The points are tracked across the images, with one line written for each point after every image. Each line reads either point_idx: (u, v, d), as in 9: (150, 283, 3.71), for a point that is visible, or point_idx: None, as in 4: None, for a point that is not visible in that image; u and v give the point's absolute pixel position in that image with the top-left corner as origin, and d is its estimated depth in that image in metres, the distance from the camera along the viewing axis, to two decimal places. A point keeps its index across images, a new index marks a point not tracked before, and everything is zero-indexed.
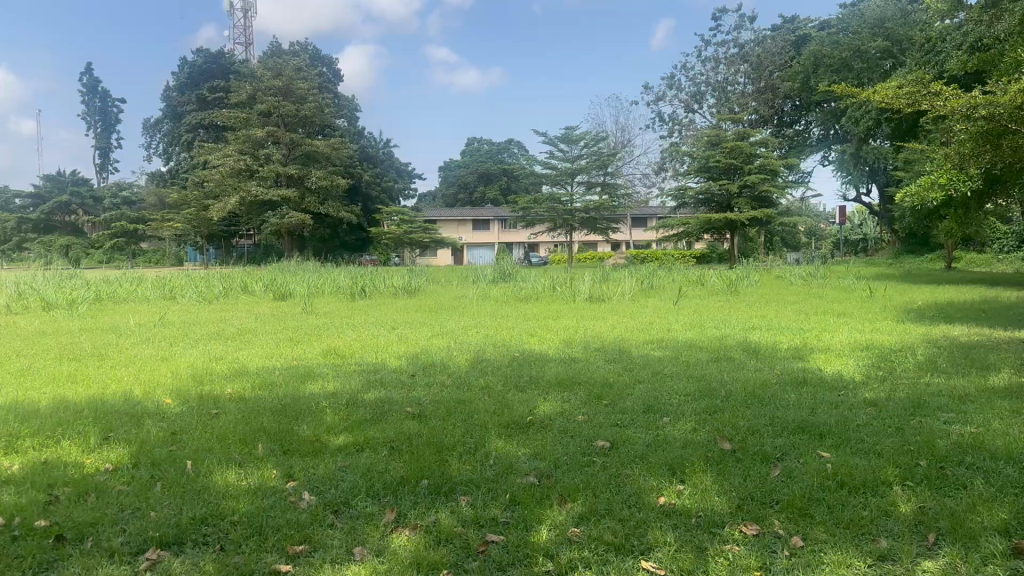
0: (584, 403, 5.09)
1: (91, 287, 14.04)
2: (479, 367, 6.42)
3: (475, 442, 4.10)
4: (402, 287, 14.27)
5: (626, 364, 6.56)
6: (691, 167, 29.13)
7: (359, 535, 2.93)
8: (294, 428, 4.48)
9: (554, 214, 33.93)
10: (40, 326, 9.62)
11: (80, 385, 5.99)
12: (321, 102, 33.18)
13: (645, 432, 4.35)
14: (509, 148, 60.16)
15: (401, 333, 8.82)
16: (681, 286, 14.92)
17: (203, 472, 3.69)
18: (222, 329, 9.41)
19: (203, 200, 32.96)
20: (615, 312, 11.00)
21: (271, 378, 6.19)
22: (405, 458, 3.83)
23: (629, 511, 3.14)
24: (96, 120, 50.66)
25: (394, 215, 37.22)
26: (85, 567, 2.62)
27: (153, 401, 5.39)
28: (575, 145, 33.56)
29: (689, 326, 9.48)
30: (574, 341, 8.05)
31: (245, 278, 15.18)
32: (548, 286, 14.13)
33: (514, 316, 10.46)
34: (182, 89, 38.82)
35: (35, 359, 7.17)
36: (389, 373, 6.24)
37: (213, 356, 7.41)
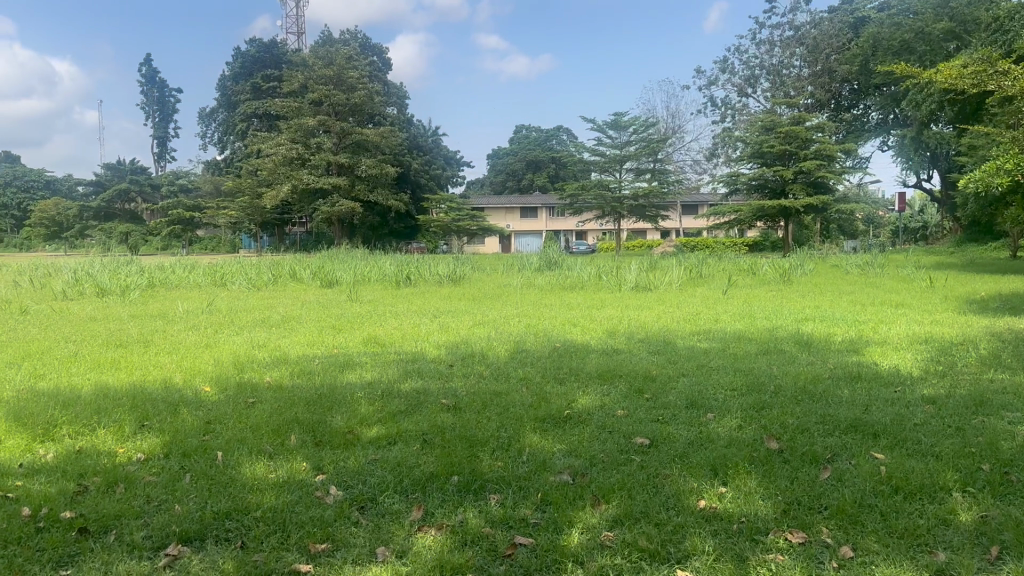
0: (625, 397, 4.93)
1: (145, 273, 14.33)
2: (519, 357, 6.29)
3: (510, 436, 3.99)
4: (447, 275, 14.22)
5: (670, 357, 6.37)
6: (744, 153, 28.49)
7: (384, 533, 2.83)
8: (327, 418, 4.43)
9: (603, 201, 33.58)
10: (93, 312, 9.82)
11: (123, 372, 6.05)
12: (371, 91, 33.29)
13: (686, 429, 4.18)
14: (559, 135, 59.74)
15: (443, 321, 8.75)
16: (730, 275, 14.58)
17: (232, 463, 3.64)
18: (268, 316, 9.46)
19: (256, 188, 33.45)
20: (662, 301, 10.77)
21: (309, 366, 6.17)
22: (437, 452, 3.73)
23: (666, 514, 2.99)
24: (153, 109, 51.71)
25: (442, 203, 37.27)
26: (106, 562, 2.58)
27: (191, 389, 5.40)
28: (624, 132, 33.12)
29: (738, 316, 9.21)
30: (617, 331, 7.87)
31: (294, 264, 15.33)
32: (595, 274, 13.94)
33: (559, 306, 10.31)
34: (236, 78, 39.39)
35: (85, 345, 7.28)
36: (428, 363, 6.16)
37: (255, 343, 7.43)
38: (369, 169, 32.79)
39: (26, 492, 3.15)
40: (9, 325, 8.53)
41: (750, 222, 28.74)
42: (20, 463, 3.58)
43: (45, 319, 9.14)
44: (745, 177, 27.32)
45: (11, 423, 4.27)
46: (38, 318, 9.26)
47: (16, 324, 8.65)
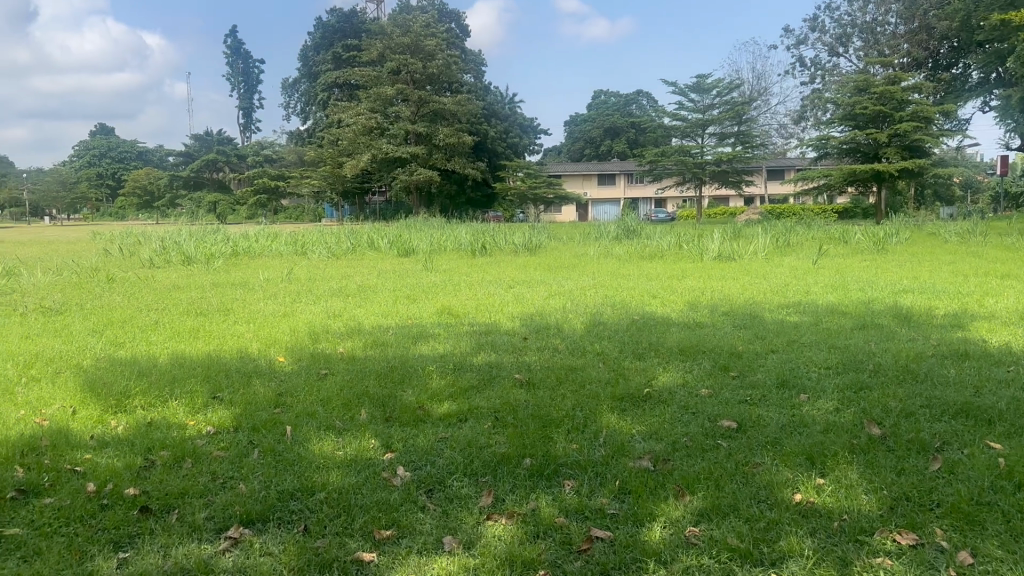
0: (710, 375, 4.65)
1: (229, 241, 14.63)
2: (596, 330, 6.06)
3: (587, 416, 3.78)
4: (522, 245, 14.02)
5: (757, 331, 6.02)
6: (835, 115, 27.18)
7: (452, 520, 2.66)
8: (397, 392, 4.30)
9: (684, 167, 32.67)
10: (177, 280, 10.04)
11: (200, 341, 6.09)
12: (449, 58, 33.12)
13: (776, 412, 3.88)
14: (638, 100, 58.44)
15: (518, 292, 8.55)
16: (820, 244, 13.90)
17: (299, 438, 3.56)
18: (344, 285, 9.46)
19: (337, 158, 33.88)
20: (746, 272, 10.31)
21: (383, 337, 6.07)
22: (510, 431, 3.56)
23: (759, 509, 2.73)
24: (239, 81, 52.80)
25: (519, 170, 36.97)
26: (167, 543, 2.50)
27: (265, 359, 5.38)
28: (707, 95, 32.06)
29: (829, 288, 8.69)
30: (700, 303, 7.52)
31: (372, 233, 15.40)
32: (675, 244, 13.50)
33: (637, 276, 9.98)
34: (317, 49, 39.80)
35: (167, 313, 7.39)
36: (502, 336, 5.98)
37: (330, 313, 7.40)
38: (447, 138, 32.72)
39: (95, 466, 3.14)
40: (98, 293, 8.76)
41: (840, 187, 27.48)
42: (94, 434, 3.58)
43: (133, 287, 9.36)
44: (836, 141, 26.08)
45: (88, 392, 4.31)
46: (125, 286, 9.49)
47: (103, 291, 8.88)
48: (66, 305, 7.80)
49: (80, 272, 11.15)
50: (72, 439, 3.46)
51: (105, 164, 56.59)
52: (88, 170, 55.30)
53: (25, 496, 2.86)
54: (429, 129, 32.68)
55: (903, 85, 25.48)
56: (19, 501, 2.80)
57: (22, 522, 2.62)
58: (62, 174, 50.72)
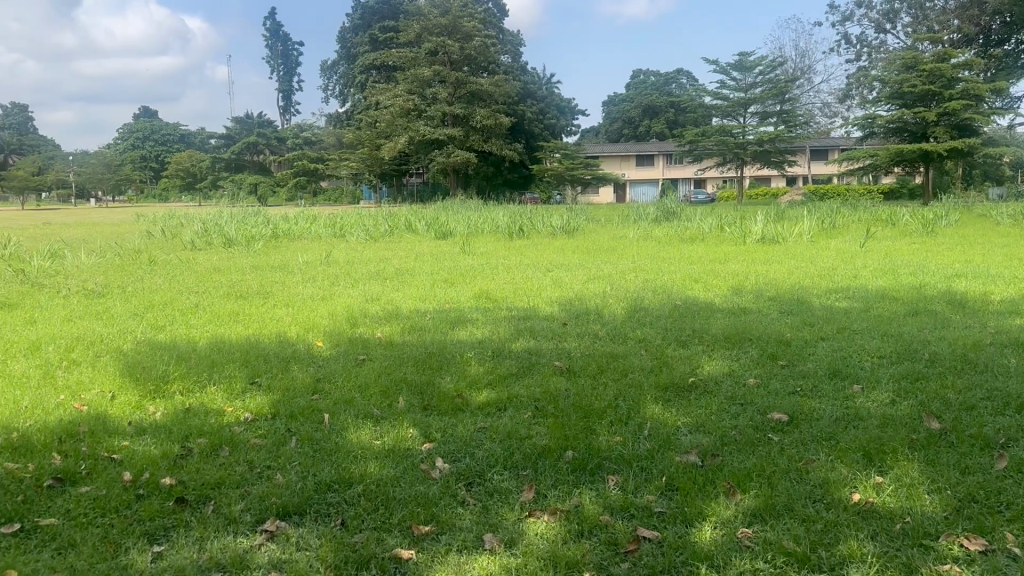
0: (759, 364, 4.49)
1: (270, 223, 14.71)
2: (637, 316, 5.91)
3: (631, 407, 3.65)
4: (560, 227, 13.86)
5: (806, 318, 5.82)
6: (881, 93, 26.42)
7: (492, 517, 2.56)
8: (436, 380, 4.22)
9: (725, 147, 32.10)
10: (217, 263, 10.10)
11: (239, 325, 6.08)
12: (487, 39, 32.87)
13: (829, 404, 3.72)
14: (678, 79, 57.54)
15: (557, 276, 8.42)
16: (867, 226, 13.51)
17: (337, 426, 3.50)
18: (381, 268, 9.41)
19: (374, 140, 33.90)
20: (791, 255, 10.04)
21: (420, 322, 5.98)
22: (551, 423, 3.45)
23: (814, 510, 2.60)
24: (278, 63, 53.11)
25: (557, 151, 36.68)
26: (202, 536, 2.45)
27: (303, 343, 5.33)
28: (750, 73, 31.44)
29: (879, 272, 8.41)
30: (744, 288, 7.30)
31: (409, 215, 15.35)
32: (717, 226, 13.23)
33: (678, 259, 9.77)
34: (355, 30, 39.80)
35: (206, 296, 7.41)
36: (541, 321, 5.87)
37: (367, 297, 7.34)
38: (484, 120, 32.55)
39: (131, 454, 3.11)
40: (140, 275, 8.82)
41: (886, 168, 26.76)
42: (131, 422, 3.56)
43: (174, 269, 9.42)
44: (882, 119, 25.36)
45: (128, 377, 4.30)
46: (167, 268, 9.56)
47: (146, 274, 8.95)
48: (109, 288, 7.86)
49: (123, 254, 11.27)
50: (111, 427, 3.45)
51: (149, 146, 57.45)
52: (133, 152, 56.23)
53: (63, 484, 2.83)
54: (466, 111, 32.53)
55: (954, 62, 24.66)
56: (56, 490, 2.78)
57: (58, 513, 2.60)
58: (107, 156, 51.66)
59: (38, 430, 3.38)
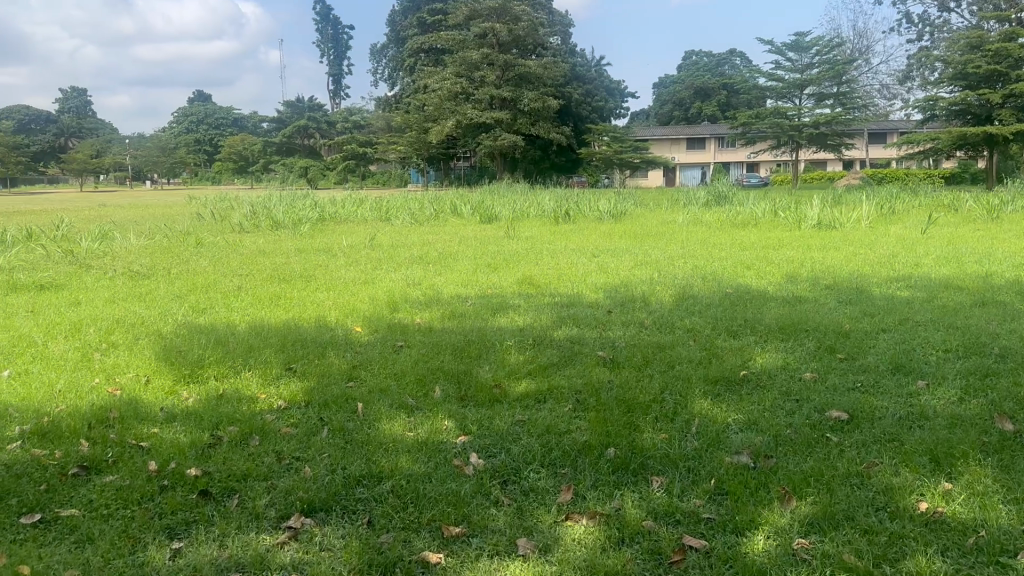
0: (815, 358, 4.25)
1: (317, 206, 14.75)
2: (685, 304, 5.68)
3: (678, 402, 3.47)
4: (608, 211, 13.57)
5: (866, 308, 5.52)
6: (944, 74, 25.42)
7: (527, 519, 2.41)
8: (475, 369, 4.08)
9: (779, 130, 31.28)
10: (264, 245, 10.11)
11: (280, 308, 6.02)
12: (535, 21, 32.53)
13: (892, 402, 3.47)
14: (731, 60, 56.34)
15: (603, 262, 8.20)
16: (929, 212, 12.98)
17: (370, 414, 3.38)
18: (425, 252, 9.29)
19: (422, 123, 33.88)
20: (848, 241, 9.65)
21: (461, 308, 5.84)
22: (593, 418, 3.28)
23: (878, 521, 2.39)
24: (329, 47, 53.44)
25: (605, 134, 36.20)
26: (225, 532, 2.35)
27: (341, 328, 5.23)
28: (806, 54, 30.61)
29: (944, 261, 7.99)
30: (800, 276, 6.99)
31: (455, 199, 15.23)
32: (770, 211, 12.81)
33: (729, 245, 9.45)
34: (405, 13, 39.77)
35: (249, 279, 7.37)
36: (584, 308, 5.68)
37: (409, 281, 7.22)
38: (531, 103, 32.27)
39: (160, 443, 3.04)
40: (186, 257, 8.85)
41: (947, 151, 25.77)
42: (165, 408, 3.51)
43: (220, 251, 9.44)
44: (944, 102, 24.41)
45: (166, 361, 4.26)
46: (213, 250, 9.59)
47: (194, 256, 8.98)
48: (155, 270, 7.89)
49: (172, 236, 11.37)
50: (142, 414, 3.39)
51: (203, 129, 58.56)
52: (188, 136, 57.28)
53: (87, 473, 2.77)
54: (514, 94, 32.30)
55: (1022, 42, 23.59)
56: (80, 479, 2.71)
57: (80, 503, 2.52)
58: (163, 140, 52.72)
59: (71, 414, 3.34)
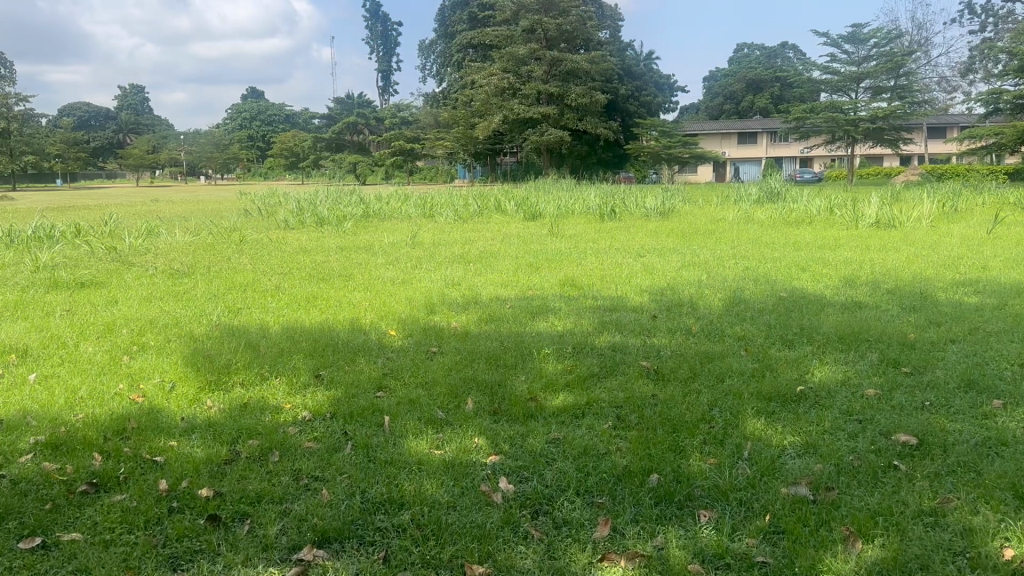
0: (879, 372, 3.92)
1: (362, 203, 14.67)
2: (736, 310, 5.38)
3: (729, 421, 3.21)
4: (655, 209, 13.24)
5: (931, 316, 5.14)
6: (1009, 66, 24.37)
7: (558, 558, 2.19)
8: (511, 379, 3.86)
9: (835, 124, 30.44)
10: (305, 243, 10.01)
11: (315, 309, 5.86)
12: (584, 14, 32.12)
13: (964, 424, 3.15)
14: (784, 54, 55.20)
15: (650, 262, 7.90)
16: (994, 210, 12.38)
17: (398, 428, 3.19)
18: (466, 251, 9.10)
19: (469, 119, 33.77)
20: (909, 241, 9.20)
21: (499, 311, 5.63)
22: (635, 439, 3.04)
23: (956, 570, 2.10)
24: (378, 43, 53.72)
25: (653, 128, 35.65)
26: (229, 565, 2.18)
27: (375, 331, 5.05)
28: (864, 46, 29.76)
29: (1012, 263, 7.52)
30: (858, 279, 6.62)
31: (500, 195, 15.03)
32: (826, 209, 12.34)
33: (782, 245, 9.07)
34: (454, 9, 39.70)
35: (287, 278, 7.27)
36: (628, 313, 5.42)
37: (449, 282, 7.03)
38: (579, 98, 31.90)
39: (176, 458, 2.90)
40: (228, 255, 8.80)
41: (1012, 147, 24.73)
42: (186, 418, 3.37)
43: (261, 249, 9.37)
44: (1008, 96, 23.42)
45: (192, 366, 4.14)
46: (255, 248, 9.53)
47: (235, 254, 8.89)
48: (195, 268, 7.84)
49: (216, 233, 11.37)
50: (162, 425, 3.26)
51: (255, 126, 59.44)
52: (241, 132, 58.28)
53: (96, 491, 2.63)
54: (561, 89, 31.99)
55: None
56: (88, 497, 2.57)
57: (83, 526, 2.38)
58: (216, 136, 53.62)
59: (89, 425, 3.22)
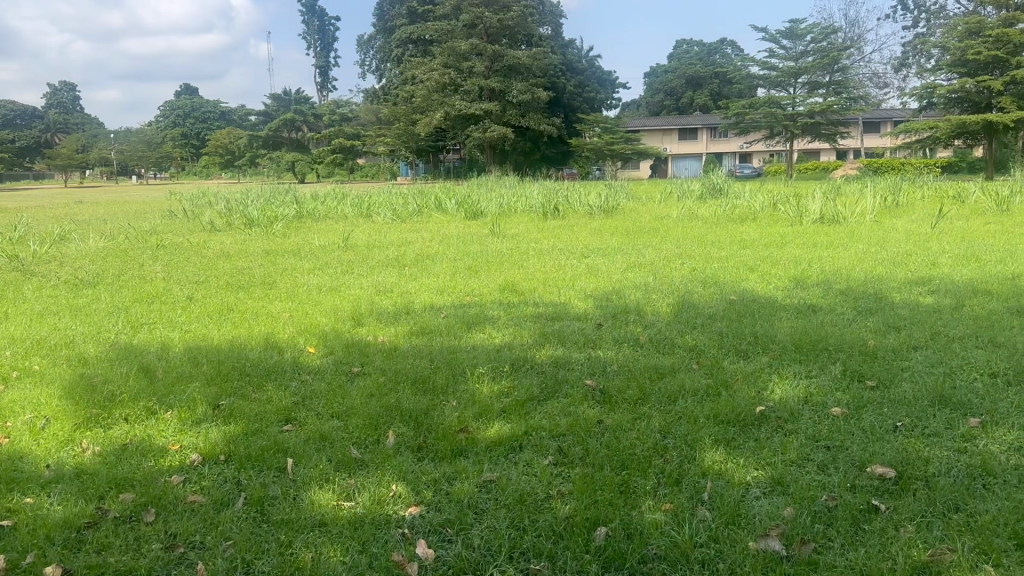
0: (845, 388, 3.58)
1: (295, 202, 13.98)
2: (686, 316, 5.02)
3: (686, 455, 2.83)
4: (598, 206, 12.92)
5: (890, 320, 4.86)
6: (941, 61, 24.82)
7: None
8: (439, 406, 3.42)
9: (773, 120, 30.71)
10: (230, 247, 9.38)
11: (229, 323, 5.34)
12: (525, 10, 31.73)
13: (943, 450, 2.83)
14: (721, 50, 55.70)
15: (594, 263, 7.54)
16: (934, 205, 12.38)
17: (303, 475, 2.73)
18: (402, 254, 8.61)
19: (410, 116, 33.14)
20: (854, 238, 9.03)
21: (432, 322, 5.17)
22: (578, 478, 2.64)
23: None
24: (315, 38, 52.44)
25: (596, 125, 35.55)
26: None
27: (292, 348, 4.56)
28: (801, 41, 30.15)
29: (962, 259, 7.34)
30: (810, 280, 6.34)
31: (440, 193, 14.51)
32: (769, 205, 12.17)
33: (728, 243, 8.81)
34: (393, 3, 38.86)
35: (203, 287, 6.69)
36: (571, 322, 5.01)
37: (380, 289, 6.54)
38: (521, 94, 31.56)
39: (28, 521, 2.45)
40: (142, 262, 8.16)
41: (945, 141, 25.24)
42: (53, 466, 2.88)
43: (180, 255, 8.72)
44: (942, 90, 23.85)
45: (72, 396, 3.62)
46: (173, 254, 8.87)
47: (150, 261, 8.24)
48: (102, 277, 7.21)
49: (134, 237, 10.65)
50: (21, 476, 2.78)
51: (189, 124, 57.67)
52: (174, 130, 56.61)
53: None
54: (503, 85, 31.60)
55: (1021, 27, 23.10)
56: None
57: None
58: (148, 135, 51.81)
59: None
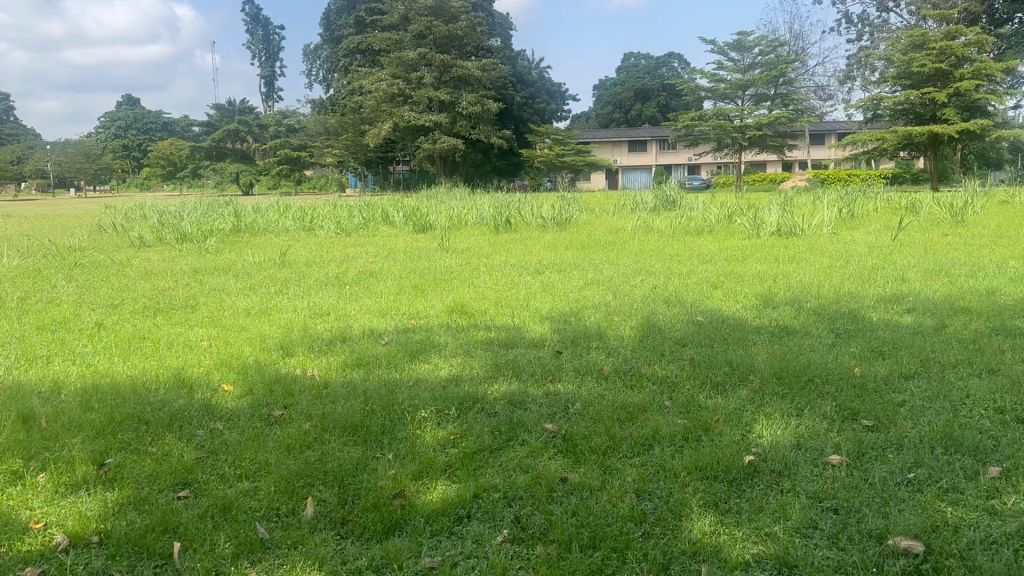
0: (840, 429, 3.13)
1: (232, 216, 13.19)
2: (651, 342, 4.54)
3: (671, 526, 2.34)
4: (551, 217, 12.46)
5: (874, 344, 4.45)
6: (886, 73, 25.11)
7: None
8: (371, 462, 2.85)
9: (722, 132, 30.70)
10: (156, 265, 8.66)
11: (140, 354, 4.70)
12: (474, 20, 31.20)
13: (967, 514, 2.41)
14: (670, 63, 55.94)
15: (548, 280, 7.04)
16: (891, 216, 12.20)
17: (190, 568, 2.16)
18: (342, 271, 8.02)
19: (359, 125, 32.59)
20: (815, 252, 8.69)
21: (370, 352, 4.59)
22: (538, 565, 2.15)
23: None
24: (260, 48, 51.31)
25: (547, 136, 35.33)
26: None
27: (205, 386, 3.94)
28: (749, 53, 30.41)
29: (931, 274, 7.01)
30: (778, 298, 5.92)
31: (386, 205, 13.87)
32: (725, 217, 11.82)
33: (688, 257, 8.41)
34: (341, 12, 38.10)
35: (116, 312, 6.03)
36: (526, 350, 4.50)
37: (315, 311, 5.96)
38: (470, 105, 31.06)
39: None
40: (54, 282, 7.44)
41: (891, 152, 25.48)
42: None
43: (98, 274, 7.99)
44: (887, 102, 24.12)
45: None
46: (91, 273, 8.14)
47: (62, 281, 7.48)
48: (3, 302, 6.46)
49: (53, 255, 9.83)
50: None
51: (130, 135, 56.02)
52: (113, 142, 54.96)
53: None
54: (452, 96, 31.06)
55: (963, 39, 23.45)
56: None
57: None
58: (86, 146, 50.00)
59: None
